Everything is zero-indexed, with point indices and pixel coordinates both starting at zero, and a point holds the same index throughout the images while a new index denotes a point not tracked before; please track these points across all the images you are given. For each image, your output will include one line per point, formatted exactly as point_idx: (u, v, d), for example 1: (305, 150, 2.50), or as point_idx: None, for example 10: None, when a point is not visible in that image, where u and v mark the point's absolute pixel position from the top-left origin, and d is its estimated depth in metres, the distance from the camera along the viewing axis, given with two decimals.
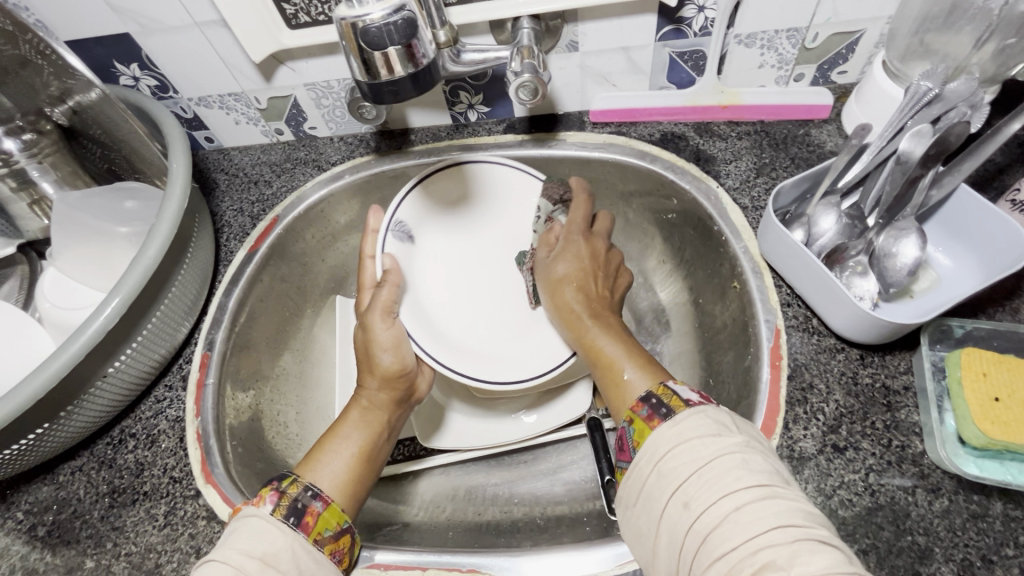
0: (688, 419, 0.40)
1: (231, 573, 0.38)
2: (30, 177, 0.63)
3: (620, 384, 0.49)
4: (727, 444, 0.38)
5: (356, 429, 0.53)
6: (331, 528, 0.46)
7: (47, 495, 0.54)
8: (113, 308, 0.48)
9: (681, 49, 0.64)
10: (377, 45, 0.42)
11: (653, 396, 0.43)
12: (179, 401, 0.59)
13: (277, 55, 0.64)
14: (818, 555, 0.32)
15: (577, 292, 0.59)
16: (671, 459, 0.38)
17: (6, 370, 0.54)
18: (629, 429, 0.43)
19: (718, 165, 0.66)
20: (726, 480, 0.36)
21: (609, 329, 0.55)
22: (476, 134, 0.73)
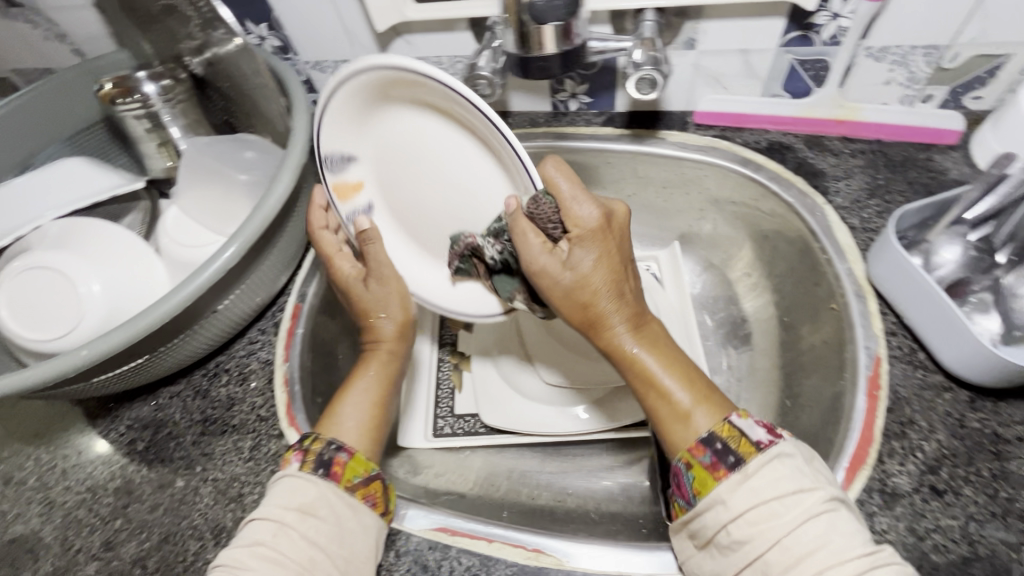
0: (761, 469, 0.40)
1: (274, 525, 0.46)
2: (162, 121, 0.67)
3: (686, 411, 0.46)
4: (808, 506, 0.38)
5: (376, 373, 0.60)
6: (360, 474, 0.52)
7: (147, 414, 0.58)
8: (232, 252, 0.50)
9: (804, 57, 0.63)
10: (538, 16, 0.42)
11: (717, 437, 0.43)
12: (271, 344, 0.61)
13: (397, 28, 0.67)
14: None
15: (607, 303, 0.50)
16: (746, 528, 0.39)
17: (128, 296, 0.57)
18: (688, 473, 0.43)
19: (828, 181, 0.63)
20: (822, 555, 0.36)
21: (650, 345, 0.50)
22: (576, 124, 0.74)
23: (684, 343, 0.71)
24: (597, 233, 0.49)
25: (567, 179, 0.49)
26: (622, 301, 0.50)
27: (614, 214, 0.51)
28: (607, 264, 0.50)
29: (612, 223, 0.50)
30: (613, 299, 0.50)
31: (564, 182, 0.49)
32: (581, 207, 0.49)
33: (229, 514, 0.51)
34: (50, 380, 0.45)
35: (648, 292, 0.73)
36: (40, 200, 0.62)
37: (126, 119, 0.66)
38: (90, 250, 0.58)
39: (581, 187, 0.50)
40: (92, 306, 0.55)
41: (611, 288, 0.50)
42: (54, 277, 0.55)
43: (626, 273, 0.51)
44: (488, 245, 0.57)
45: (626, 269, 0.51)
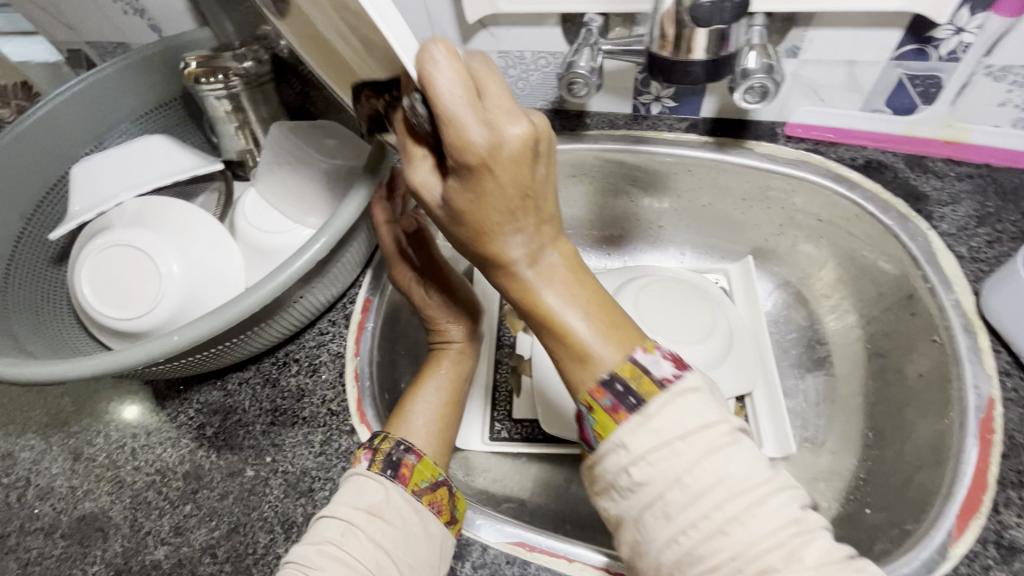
0: (663, 410, 0.36)
1: (342, 524, 0.45)
2: (242, 103, 0.65)
3: (590, 351, 0.39)
4: (710, 439, 0.35)
5: (445, 372, 0.60)
6: (427, 479, 0.51)
7: (217, 399, 0.58)
8: (320, 246, 0.49)
9: (915, 72, 0.59)
10: (704, 21, 0.42)
11: (618, 378, 0.38)
12: (341, 337, 0.60)
13: (484, 20, 0.65)
14: (812, 549, 0.33)
15: (496, 237, 0.38)
16: (646, 470, 0.36)
17: (207, 282, 0.56)
18: (589, 418, 0.39)
19: (932, 205, 0.60)
20: (718, 491, 0.34)
21: (555, 270, 0.40)
22: (657, 128, 0.71)
23: (757, 364, 0.68)
24: (483, 169, 0.34)
25: (435, 92, 0.33)
26: (523, 232, 0.38)
27: (505, 142, 0.33)
28: (496, 206, 0.36)
29: (501, 153, 0.33)
30: (504, 232, 0.37)
31: (438, 92, 0.33)
32: (450, 131, 0.33)
33: (299, 509, 0.50)
34: (142, 362, 0.44)
35: (720, 308, 0.70)
36: (119, 178, 0.61)
37: (208, 99, 0.64)
38: (167, 228, 0.57)
39: (467, 91, 0.33)
40: (171, 286, 0.54)
41: (499, 223, 0.37)
42: (134, 255, 0.55)
43: (530, 205, 0.37)
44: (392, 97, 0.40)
45: (530, 201, 0.37)
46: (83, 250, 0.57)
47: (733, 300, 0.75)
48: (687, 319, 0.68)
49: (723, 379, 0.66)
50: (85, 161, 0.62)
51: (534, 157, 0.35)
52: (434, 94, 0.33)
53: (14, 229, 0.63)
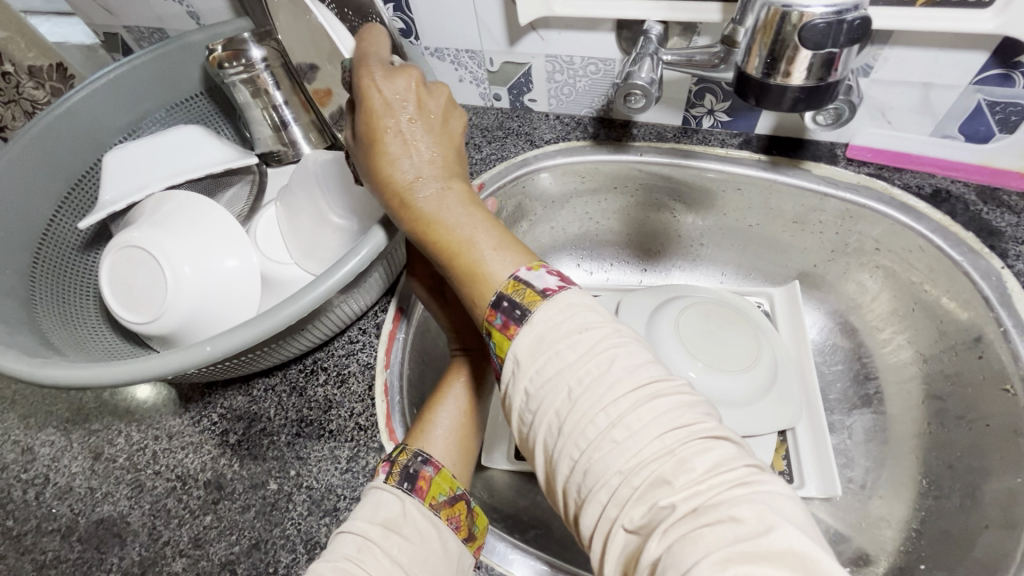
0: (548, 319, 0.34)
1: (357, 539, 0.41)
2: (264, 86, 0.64)
3: (480, 272, 0.37)
4: (593, 338, 0.33)
5: (464, 379, 0.56)
6: (445, 493, 0.47)
7: (241, 405, 0.56)
8: (361, 256, 0.46)
9: (998, 99, 0.54)
10: (815, 44, 0.38)
11: (503, 296, 0.36)
12: (371, 347, 0.58)
13: (534, 22, 0.63)
14: (703, 457, 0.29)
15: (388, 156, 0.41)
16: (540, 381, 0.33)
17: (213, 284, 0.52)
18: (490, 344, 0.36)
19: (1007, 242, 0.56)
20: (602, 392, 0.31)
21: (448, 199, 0.40)
22: (708, 143, 0.68)
23: (802, 397, 0.65)
24: (371, 90, 0.41)
25: (359, 46, 0.45)
26: (413, 155, 0.41)
27: (394, 80, 0.42)
28: (380, 123, 0.41)
29: (385, 79, 0.42)
30: (393, 151, 0.41)
31: (362, 49, 0.44)
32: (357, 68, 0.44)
33: (323, 528, 0.48)
34: (173, 372, 0.43)
35: (765, 337, 0.66)
36: (152, 169, 0.60)
37: (234, 85, 0.63)
38: (184, 228, 0.53)
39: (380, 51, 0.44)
40: (184, 290, 0.51)
41: (386, 140, 0.41)
42: (148, 257, 0.52)
43: (417, 132, 0.41)
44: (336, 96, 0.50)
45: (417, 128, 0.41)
46: (110, 242, 0.55)
47: (776, 325, 0.71)
48: (730, 342, 0.64)
49: (767, 413, 0.63)
50: (117, 149, 0.61)
51: (422, 97, 0.42)
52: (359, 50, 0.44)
53: (45, 217, 0.61)
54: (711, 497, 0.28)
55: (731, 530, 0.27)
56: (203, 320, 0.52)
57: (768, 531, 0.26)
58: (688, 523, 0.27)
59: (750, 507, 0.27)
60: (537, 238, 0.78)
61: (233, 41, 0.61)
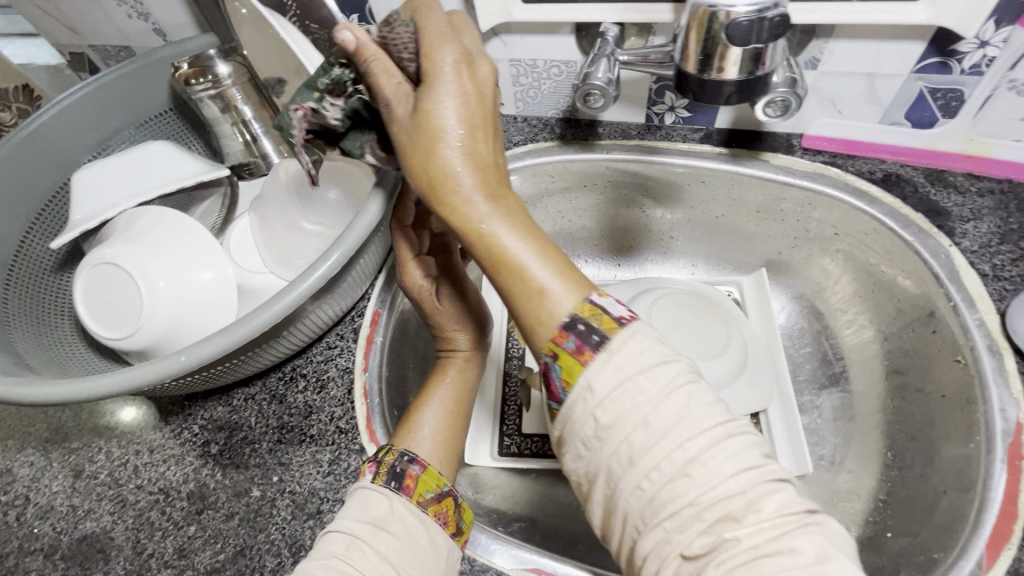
0: (625, 345, 0.33)
1: (346, 537, 0.42)
2: (232, 101, 0.64)
3: (543, 295, 0.35)
4: (675, 377, 0.33)
5: (451, 380, 0.56)
6: (432, 490, 0.47)
7: (222, 416, 0.56)
8: (332, 261, 0.47)
9: (938, 85, 0.58)
10: (740, 40, 0.40)
11: (578, 319, 0.34)
12: (349, 351, 0.59)
13: (496, 28, 0.64)
14: (773, 498, 0.31)
15: (451, 145, 0.35)
16: (613, 413, 0.32)
17: (191, 304, 0.52)
18: (553, 366, 0.35)
19: (953, 221, 0.59)
20: (683, 428, 0.32)
21: (507, 211, 0.36)
22: (671, 138, 0.70)
23: (773, 380, 0.67)
24: (447, 77, 0.36)
25: (422, 17, 0.39)
26: (478, 150, 0.36)
27: (470, 69, 0.37)
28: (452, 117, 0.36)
29: (459, 64, 0.37)
30: (458, 141, 0.36)
31: (428, 21, 0.38)
32: (443, 39, 0.37)
33: (307, 531, 0.49)
34: (147, 384, 0.43)
35: (735, 323, 0.68)
36: (122, 186, 0.60)
37: (202, 101, 0.63)
38: (157, 244, 0.54)
39: (451, 30, 0.38)
40: (159, 306, 0.51)
41: (455, 130, 0.36)
42: (121, 274, 0.52)
43: (485, 131, 0.37)
44: (327, 106, 0.45)
45: (485, 126, 0.37)
46: (83, 259, 0.55)
47: (746, 312, 0.74)
48: (701, 331, 0.66)
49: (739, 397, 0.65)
50: (88, 167, 0.61)
51: (491, 95, 0.38)
52: (425, 24, 0.38)
53: (15, 239, 0.61)
54: (775, 535, 0.30)
55: (789, 561, 0.29)
56: (178, 335, 0.52)
57: (825, 561, 0.29)
58: (751, 557, 0.29)
59: (809, 541, 0.29)
60: None
61: (199, 59, 0.61)
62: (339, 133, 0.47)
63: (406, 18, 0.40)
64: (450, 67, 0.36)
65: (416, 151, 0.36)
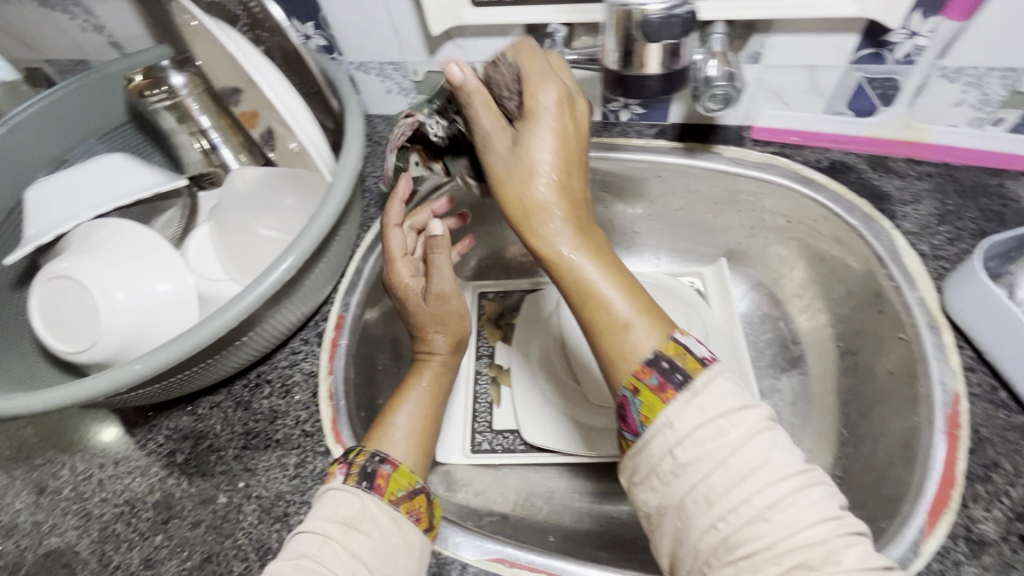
0: (709, 385, 0.36)
1: (317, 538, 0.42)
2: (188, 110, 0.65)
3: (622, 330, 0.40)
4: (752, 421, 0.35)
5: (423, 383, 0.57)
6: (404, 488, 0.48)
7: (187, 425, 0.56)
8: (288, 265, 0.48)
9: (874, 75, 0.60)
10: (654, 38, 0.42)
11: (661, 356, 0.38)
12: (314, 355, 0.60)
13: (449, 31, 0.65)
14: (851, 551, 0.32)
15: (545, 180, 0.43)
16: (690, 448, 0.35)
17: (149, 315, 0.53)
18: (634, 401, 0.38)
19: (895, 204, 0.61)
20: (762, 473, 0.34)
21: (591, 247, 0.43)
22: (626, 135, 0.72)
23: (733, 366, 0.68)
24: (546, 117, 0.43)
25: (523, 58, 0.45)
26: (568, 186, 0.43)
27: (557, 106, 0.43)
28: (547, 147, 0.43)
29: (556, 105, 0.43)
30: (549, 177, 0.43)
31: (529, 63, 0.44)
32: (544, 79, 0.44)
33: (274, 534, 0.49)
34: (102, 394, 0.43)
35: (696, 312, 0.70)
36: (76, 198, 0.60)
37: (158, 112, 0.66)
38: (114, 256, 0.54)
39: (550, 72, 0.45)
40: (117, 317, 0.51)
41: (549, 169, 0.43)
42: (78, 287, 0.52)
43: (573, 170, 0.44)
44: (433, 123, 0.56)
45: (574, 166, 0.44)
46: (39, 274, 0.55)
47: (708, 301, 0.75)
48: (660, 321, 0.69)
49: None
50: (44, 182, 0.61)
51: (580, 137, 0.45)
52: (524, 63, 0.44)
53: None
54: None
55: None
56: (138, 345, 0.52)
57: None
58: None
59: None
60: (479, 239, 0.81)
61: (152, 70, 0.64)
62: (439, 147, 0.58)
63: (509, 59, 0.45)
64: (550, 107, 0.43)
65: (516, 183, 0.44)
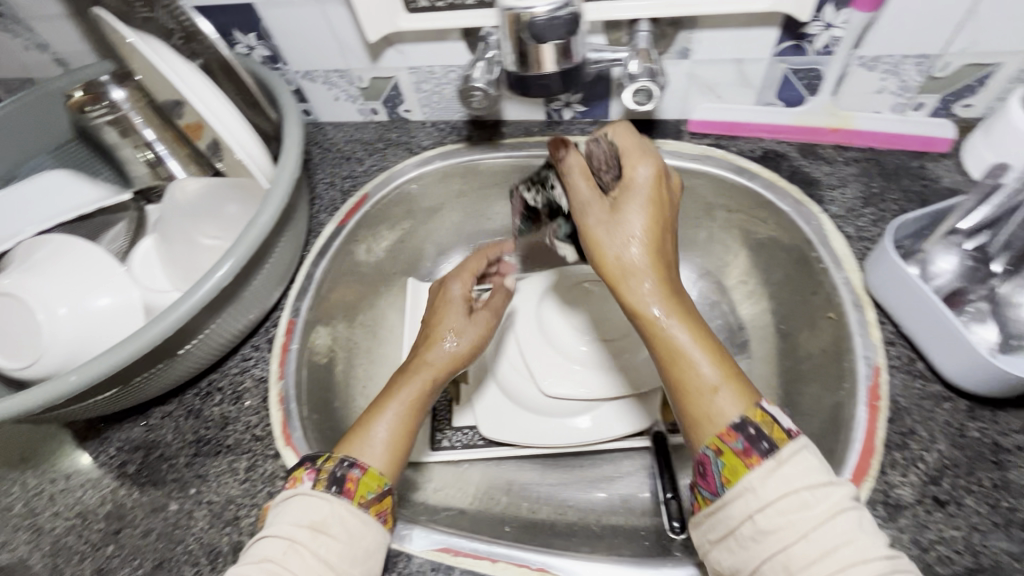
0: (795, 456, 0.39)
1: (285, 543, 0.43)
2: (130, 123, 0.66)
3: (709, 400, 0.42)
4: (839, 499, 0.37)
5: (412, 386, 0.55)
6: (373, 491, 0.48)
7: (138, 436, 0.57)
8: (225, 270, 0.49)
9: (798, 66, 0.63)
10: (541, 38, 0.44)
11: (749, 422, 0.40)
12: (265, 361, 0.61)
13: (389, 38, 0.67)
14: None
15: (644, 246, 0.45)
16: (771, 514, 0.37)
17: (91, 328, 0.53)
18: (716, 461, 0.40)
19: (823, 189, 0.64)
20: (846, 549, 0.35)
21: (681, 315, 0.44)
22: (570, 133, 0.73)
23: None
24: (646, 187, 0.46)
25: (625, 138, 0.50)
26: (661, 252, 0.46)
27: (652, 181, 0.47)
28: (647, 218, 0.46)
29: (649, 176, 0.47)
30: (642, 242, 0.45)
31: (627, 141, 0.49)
32: (641, 156, 0.47)
33: (225, 538, 0.50)
34: (39, 407, 0.44)
35: None
36: (24, 214, 0.61)
37: (100, 127, 0.66)
38: (56, 271, 0.54)
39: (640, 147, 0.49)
40: (59, 331, 0.52)
41: (647, 235, 0.45)
42: (20, 303, 0.53)
43: (666, 240, 0.46)
44: (534, 193, 0.63)
45: (666, 236, 0.46)
46: None
47: None
48: (609, 319, 0.72)
49: (647, 370, 0.70)
50: None
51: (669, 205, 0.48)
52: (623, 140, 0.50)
53: None
54: None
55: None
56: (81, 359, 0.53)
57: None
58: None
59: None
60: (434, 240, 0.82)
61: (93, 86, 0.65)
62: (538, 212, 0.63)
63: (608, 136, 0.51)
64: (646, 178, 0.47)
65: (606, 237, 0.45)
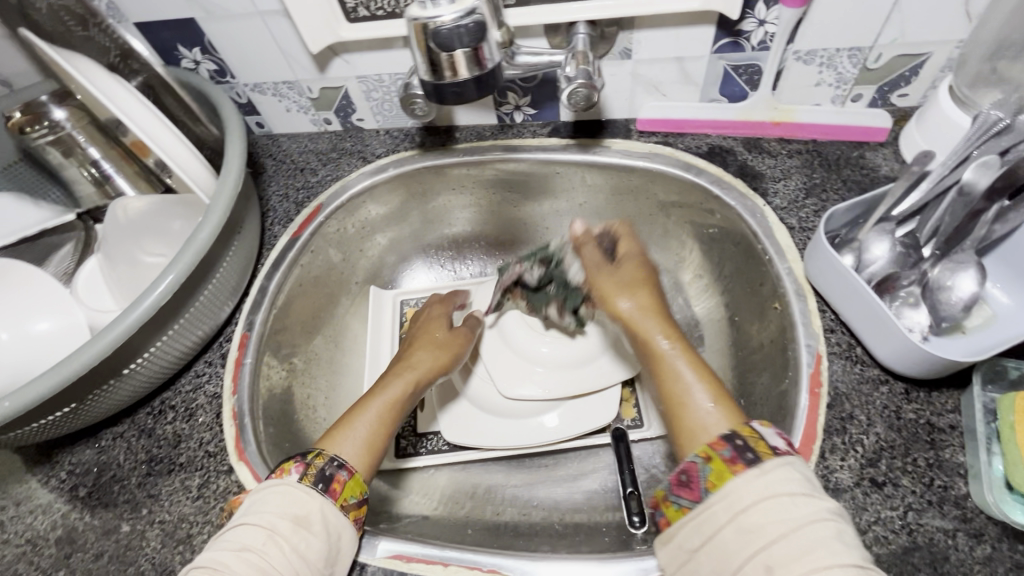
0: (779, 467, 0.38)
1: (263, 532, 0.42)
2: (74, 143, 0.65)
3: (705, 420, 0.43)
4: (821, 509, 0.36)
5: (395, 389, 0.56)
6: (356, 495, 0.47)
7: (90, 458, 0.56)
8: (168, 284, 0.49)
9: (738, 62, 0.64)
10: (446, 46, 0.47)
11: (738, 435, 0.41)
12: (218, 376, 0.60)
13: (334, 48, 0.67)
14: None
15: (643, 294, 0.51)
16: (753, 516, 0.37)
17: (35, 351, 0.53)
18: (703, 468, 0.41)
19: (767, 182, 0.65)
20: (824, 554, 0.34)
21: (678, 351, 0.47)
22: (521, 135, 0.74)
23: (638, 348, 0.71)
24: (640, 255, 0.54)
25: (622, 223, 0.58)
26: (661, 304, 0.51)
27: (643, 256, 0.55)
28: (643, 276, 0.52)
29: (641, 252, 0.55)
30: (641, 293, 0.51)
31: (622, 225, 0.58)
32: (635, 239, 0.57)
33: (178, 556, 0.50)
34: None
35: None
36: None
37: (43, 148, 0.65)
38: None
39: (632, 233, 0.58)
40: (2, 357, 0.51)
41: (644, 287, 0.51)
42: None
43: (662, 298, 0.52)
44: (533, 269, 0.68)
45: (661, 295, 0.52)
46: None
47: None
48: None
49: (607, 367, 0.71)
50: None
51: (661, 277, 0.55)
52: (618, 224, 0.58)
53: None
54: None
55: None
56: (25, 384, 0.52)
57: None
58: None
59: None
60: (394, 247, 0.82)
61: (32, 106, 0.64)
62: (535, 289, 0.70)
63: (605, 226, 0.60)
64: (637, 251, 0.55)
65: (611, 287, 0.52)
